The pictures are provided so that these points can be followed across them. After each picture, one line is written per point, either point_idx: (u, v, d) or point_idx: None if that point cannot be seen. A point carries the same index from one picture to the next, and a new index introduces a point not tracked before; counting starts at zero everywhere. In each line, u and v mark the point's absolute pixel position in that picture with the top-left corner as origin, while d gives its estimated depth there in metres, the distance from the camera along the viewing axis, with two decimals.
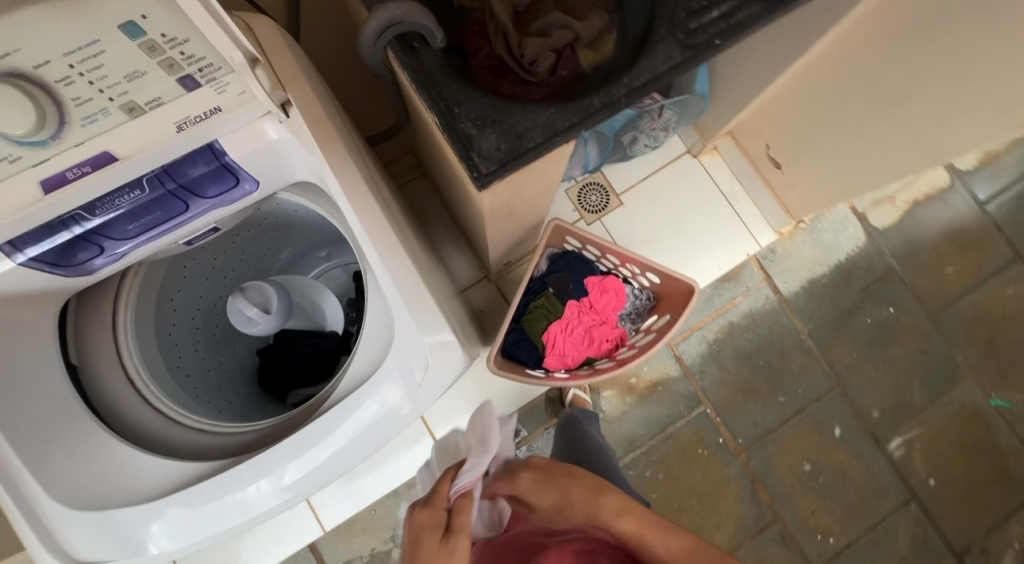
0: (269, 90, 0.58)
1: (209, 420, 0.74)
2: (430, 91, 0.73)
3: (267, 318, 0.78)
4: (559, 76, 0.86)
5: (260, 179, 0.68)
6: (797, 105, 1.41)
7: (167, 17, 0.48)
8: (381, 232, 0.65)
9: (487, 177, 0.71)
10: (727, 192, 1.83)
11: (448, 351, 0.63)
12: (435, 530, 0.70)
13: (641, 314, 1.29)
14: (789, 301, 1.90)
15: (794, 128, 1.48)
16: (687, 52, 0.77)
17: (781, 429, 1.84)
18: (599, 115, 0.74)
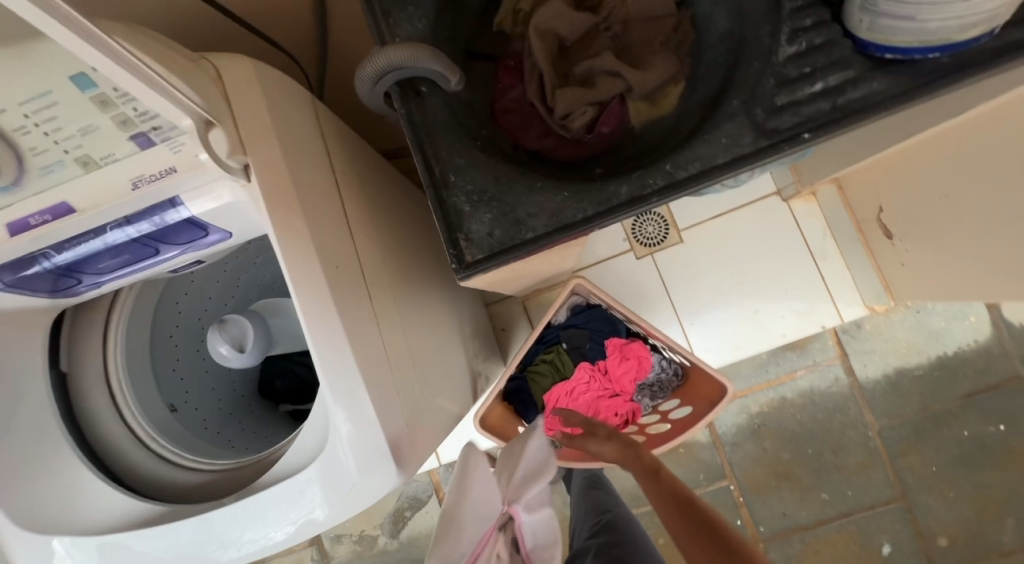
0: (227, 155, 0.52)
1: (173, 449, 0.77)
2: (426, 150, 0.62)
3: (240, 356, 0.76)
4: (598, 134, 0.71)
5: (231, 232, 0.62)
6: (930, 172, 1.09)
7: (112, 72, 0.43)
8: (320, 326, 0.55)
9: (468, 268, 0.59)
10: (815, 249, 1.53)
11: (384, 470, 0.59)
12: None
13: (663, 389, 1.13)
14: (864, 388, 1.60)
15: (919, 198, 1.16)
16: (761, 140, 0.58)
17: (815, 529, 1.60)
18: (623, 209, 0.58)
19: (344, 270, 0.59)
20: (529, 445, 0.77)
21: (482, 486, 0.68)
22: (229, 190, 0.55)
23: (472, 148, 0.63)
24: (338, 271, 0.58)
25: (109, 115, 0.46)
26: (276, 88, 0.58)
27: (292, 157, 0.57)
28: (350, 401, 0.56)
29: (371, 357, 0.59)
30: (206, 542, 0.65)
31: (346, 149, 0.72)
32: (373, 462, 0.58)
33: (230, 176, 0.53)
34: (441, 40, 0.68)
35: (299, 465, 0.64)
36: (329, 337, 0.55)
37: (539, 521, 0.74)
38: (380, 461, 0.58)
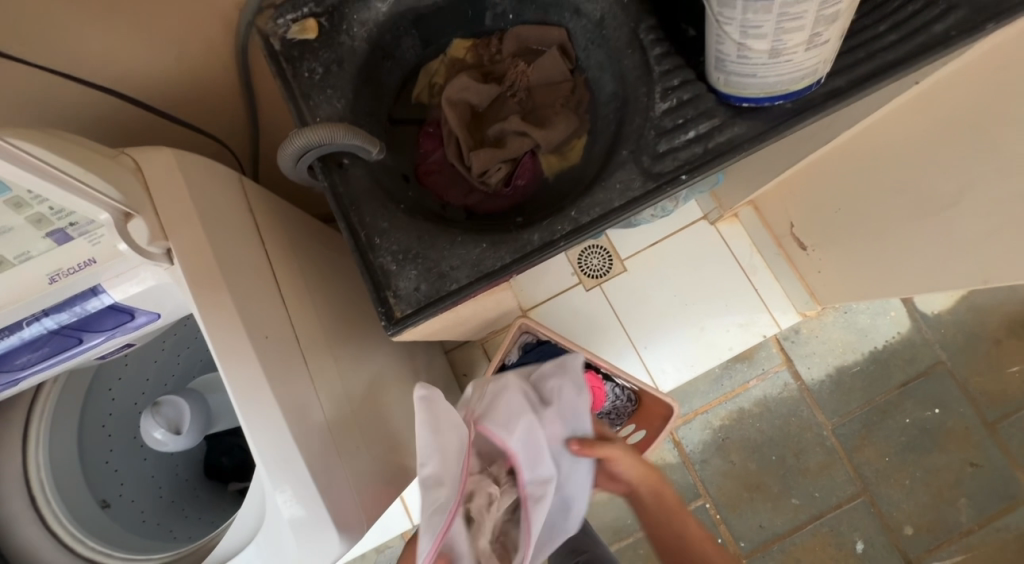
0: (147, 242, 0.54)
1: (103, 548, 0.74)
2: (351, 217, 0.66)
3: (177, 439, 0.74)
4: (515, 186, 0.78)
5: (160, 312, 0.62)
6: None
7: (26, 176, 0.44)
8: (250, 401, 0.55)
9: (397, 323, 0.62)
10: (745, 265, 1.65)
11: (325, 541, 0.58)
12: None
13: (620, 416, 1.16)
14: (811, 389, 1.69)
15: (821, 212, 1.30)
16: (650, 183, 0.66)
17: (792, 536, 1.62)
18: (537, 254, 0.64)
19: (275, 338, 0.60)
20: (506, 397, 0.74)
21: (447, 416, 0.66)
22: (152, 274, 0.56)
23: (395, 210, 0.67)
24: (269, 341, 0.59)
25: (23, 216, 0.47)
26: (199, 173, 0.61)
27: (217, 236, 0.59)
28: (286, 472, 0.56)
29: (307, 424, 0.59)
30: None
31: (279, 220, 0.75)
32: (313, 532, 0.57)
33: (151, 262, 0.55)
34: (361, 116, 0.75)
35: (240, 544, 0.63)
36: (261, 410, 0.56)
37: (533, 444, 0.70)
38: (320, 531, 0.57)
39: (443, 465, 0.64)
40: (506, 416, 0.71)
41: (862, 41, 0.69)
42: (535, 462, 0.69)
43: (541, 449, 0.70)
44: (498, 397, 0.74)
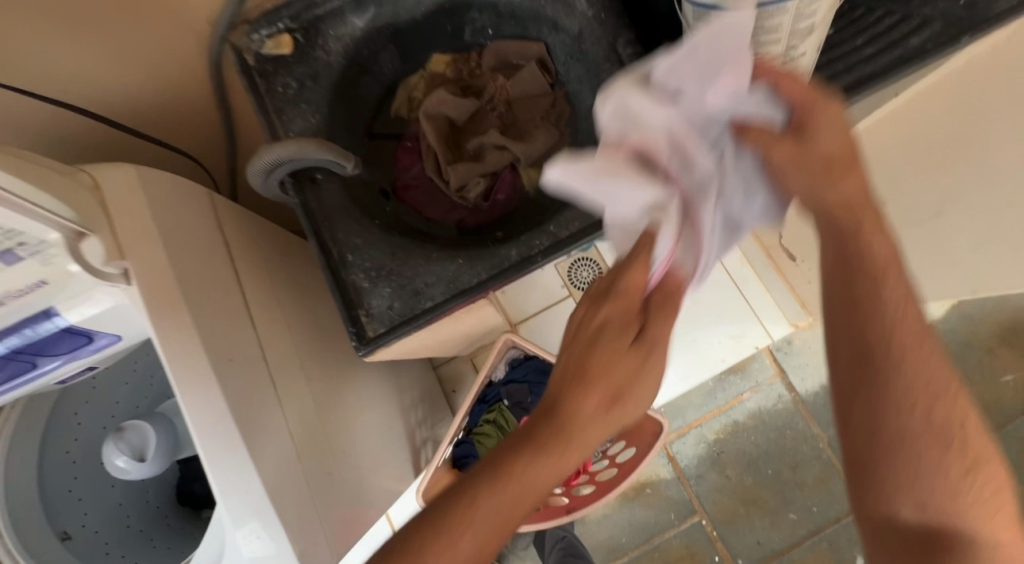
0: (103, 263, 0.52)
1: None
2: (322, 233, 0.64)
3: (140, 467, 0.70)
4: (494, 201, 0.77)
5: (120, 334, 0.59)
6: None
7: None
8: (209, 429, 0.52)
9: (368, 343, 0.60)
10: (736, 276, 1.64)
11: None
12: (626, 332, 0.49)
13: (611, 433, 1.11)
14: (806, 401, 1.67)
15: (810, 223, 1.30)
16: None
17: (791, 553, 1.58)
18: (513, 270, 0.62)
19: (240, 360, 0.58)
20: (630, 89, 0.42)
21: (604, 194, 0.42)
22: (109, 296, 0.54)
23: (369, 226, 0.65)
24: (233, 365, 0.57)
25: None
26: (163, 189, 0.59)
27: (181, 254, 0.57)
28: (246, 506, 0.53)
29: (272, 452, 0.57)
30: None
31: (252, 236, 0.73)
32: None
33: (107, 283, 0.52)
34: (337, 130, 0.74)
35: None
36: (221, 440, 0.53)
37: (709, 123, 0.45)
38: None
39: (634, 187, 0.42)
40: (658, 125, 0.42)
41: (838, 54, 0.69)
42: (701, 130, 0.45)
43: (705, 136, 0.45)
44: (635, 105, 0.42)
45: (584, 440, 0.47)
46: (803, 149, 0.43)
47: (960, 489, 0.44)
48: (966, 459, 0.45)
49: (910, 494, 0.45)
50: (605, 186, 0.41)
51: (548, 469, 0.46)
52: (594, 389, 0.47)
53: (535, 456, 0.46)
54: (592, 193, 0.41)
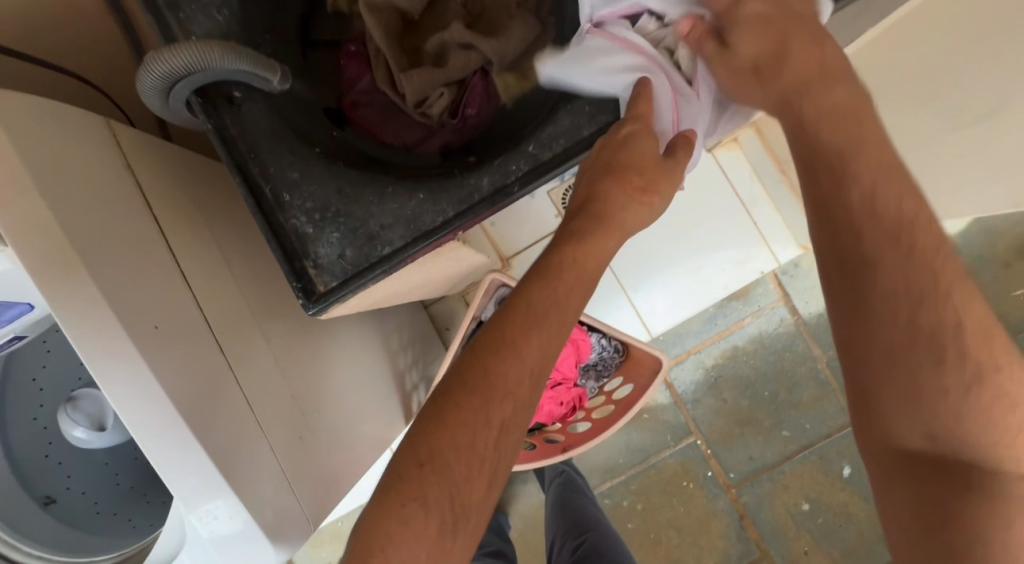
0: None
1: (47, 553, 0.70)
2: (250, 169, 0.52)
3: (102, 436, 0.66)
4: (464, 117, 0.63)
5: (30, 303, 0.52)
6: None
7: None
8: (141, 407, 0.46)
9: (319, 300, 0.51)
10: (744, 197, 1.52)
11: (258, 550, 0.51)
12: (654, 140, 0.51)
13: (608, 369, 1.08)
14: (808, 323, 1.63)
15: None
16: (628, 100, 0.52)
17: (781, 466, 1.65)
18: (486, 203, 0.51)
19: (169, 327, 0.49)
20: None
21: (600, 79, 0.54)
22: None
23: (307, 157, 0.53)
24: (160, 332, 0.48)
25: None
26: (30, 121, 0.46)
27: (71, 204, 0.46)
28: (201, 484, 0.48)
29: (222, 426, 0.50)
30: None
31: (177, 175, 0.61)
32: (243, 542, 0.51)
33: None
34: (254, 32, 0.58)
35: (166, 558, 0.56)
36: (160, 419, 0.47)
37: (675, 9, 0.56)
38: (252, 541, 0.51)
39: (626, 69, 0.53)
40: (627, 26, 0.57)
41: None
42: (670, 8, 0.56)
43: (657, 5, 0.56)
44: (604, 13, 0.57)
45: (623, 225, 0.50)
46: (730, 52, 0.53)
47: (963, 404, 0.43)
48: (967, 374, 0.42)
49: (911, 424, 0.44)
50: (600, 74, 0.54)
51: (593, 250, 0.49)
52: (632, 176, 0.49)
53: (580, 243, 0.49)
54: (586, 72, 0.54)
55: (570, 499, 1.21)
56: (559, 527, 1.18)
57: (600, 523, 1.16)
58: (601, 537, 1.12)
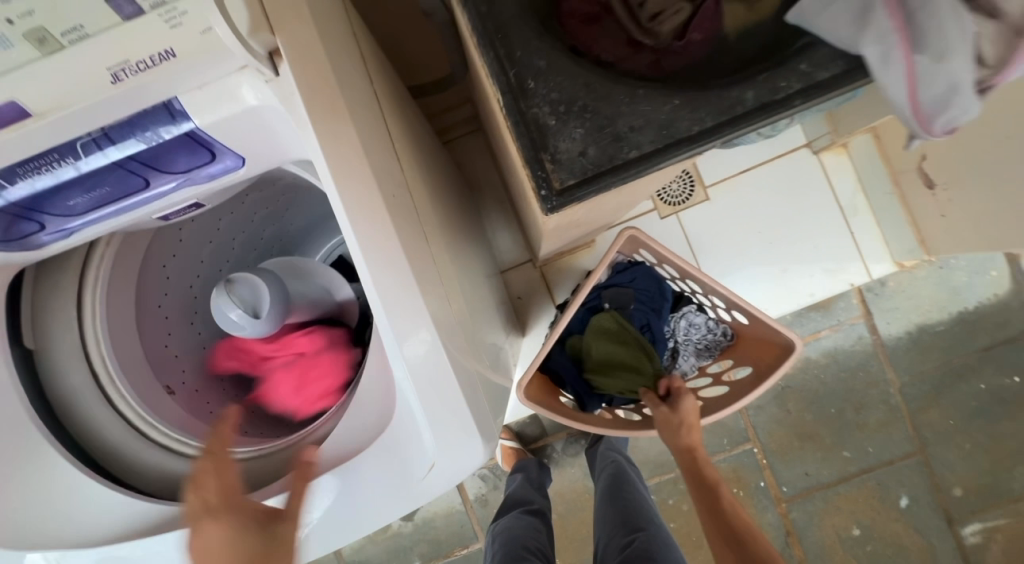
0: (248, 34, 0.38)
1: (179, 437, 0.62)
2: (498, 48, 0.49)
3: (254, 325, 0.62)
4: (689, 42, 0.58)
5: (247, 155, 0.49)
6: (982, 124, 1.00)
7: None
8: (384, 269, 0.43)
9: (560, 196, 0.47)
10: (845, 205, 1.46)
11: (462, 445, 0.48)
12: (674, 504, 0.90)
13: (710, 350, 1.05)
14: (886, 345, 1.58)
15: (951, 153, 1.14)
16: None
17: (837, 487, 1.60)
18: (749, 117, 0.47)
19: (401, 200, 0.46)
20: None
21: (846, 30, 0.45)
22: (252, 89, 0.42)
23: (555, 46, 0.49)
24: (396, 201, 0.45)
25: None
26: None
27: (335, 50, 0.43)
28: (430, 360, 0.45)
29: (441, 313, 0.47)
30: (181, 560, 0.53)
31: (375, 62, 0.58)
32: (450, 433, 0.47)
33: (256, 65, 0.39)
34: None
35: (358, 448, 0.50)
36: (399, 290, 0.43)
37: None
38: (458, 433, 0.47)
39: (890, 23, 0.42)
40: None
41: None
42: None
43: None
44: None
45: None
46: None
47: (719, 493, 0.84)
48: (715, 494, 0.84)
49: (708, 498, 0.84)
50: (855, 23, 0.44)
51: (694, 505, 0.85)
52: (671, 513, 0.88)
53: None
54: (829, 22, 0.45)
55: (621, 494, 1.14)
56: (606, 521, 1.12)
57: (655, 526, 1.07)
58: (652, 541, 1.03)
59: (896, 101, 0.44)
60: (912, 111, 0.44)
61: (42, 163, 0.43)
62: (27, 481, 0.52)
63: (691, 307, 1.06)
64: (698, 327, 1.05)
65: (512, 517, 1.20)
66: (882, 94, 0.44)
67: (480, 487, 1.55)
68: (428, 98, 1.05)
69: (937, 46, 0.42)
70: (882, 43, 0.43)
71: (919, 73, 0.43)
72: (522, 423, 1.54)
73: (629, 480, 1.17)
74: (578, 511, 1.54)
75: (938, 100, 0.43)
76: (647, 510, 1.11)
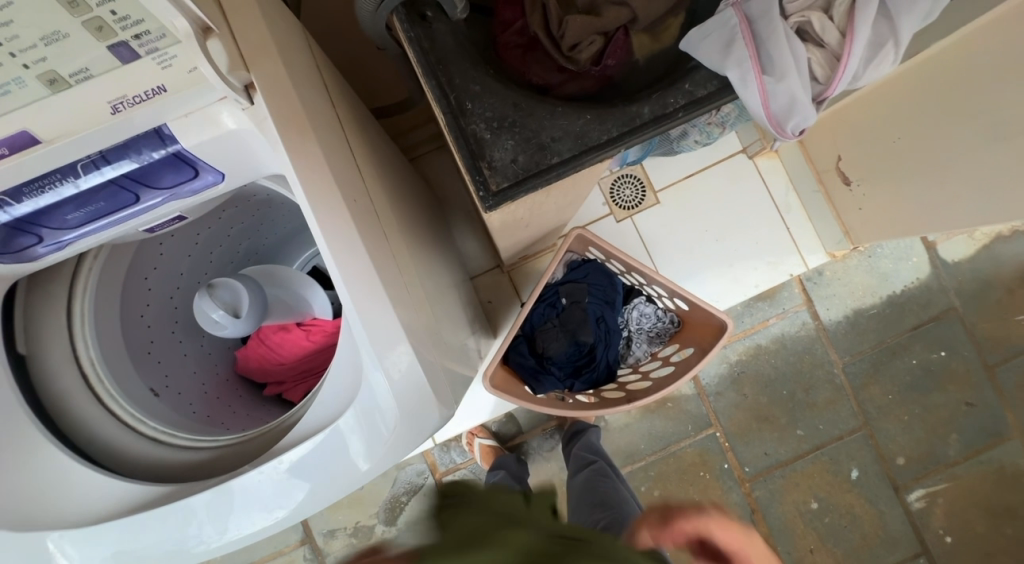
0: (228, 72, 0.47)
1: (166, 429, 0.68)
2: (439, 76, 0.59)
3: (235, 323, 0.69)
4: (604, 67, 0.68)
5: (226, 172, 0.56)
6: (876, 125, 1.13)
7: None
8: (347, 259, 0.51)
9: (496, 196, 0.57)
10: (780, 203, 1.62)
11: (421, 409, 0.54)
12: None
13: (659, 337, 1.16)
14: (827, 329, 1.73)
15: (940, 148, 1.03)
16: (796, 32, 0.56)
17: (794, 464, 1.72)
18: (646, 128, 0.58)
19: (361, 205, 0.55)
20: None
21: (713, 56, 0.55)
22: (231, 114, 0.50)
23: (487, 74, 0.60)
24: (357, 205, 0.54)
25: (80, 20, 0.38)
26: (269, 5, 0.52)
27: (300, 84, 0.53)
28: (390, 332, 0.52)
29: (399, 296, 0.56)
30: (169, 537, 0.58)
31: (339, 89, 0.67)
32: (413, 400, 0.53)
33: (234, 96, 0.48)
34: None
35: (328, 420, 0.57)
36: (359, 276, 0.52)
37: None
38: (419, 400, 0.53)
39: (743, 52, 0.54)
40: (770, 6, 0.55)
41: None
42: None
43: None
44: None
45: None
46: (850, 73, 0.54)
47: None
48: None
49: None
50: (719, 52, 0.55)
51: None
52: None
53: None
54: (701, 50, 0.56)
55: (599, 482, 1.22)
56: (582, 502, 1.18)
57: (626, 505, 1.14)
58: (614, 515, 1.09)
59: (756, 113, 0.56)
60: (768, 122, 0.56)
61: (46, 183, 0.50)
62: (32, 468, 0.59)
63: (641, 298, 1.18)
64: (648, 316, 1.17)
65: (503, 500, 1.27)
66: (745, 107, 0.56)
67: (460, 486, 1.60)
68: (393, 118, 1.15)
69: (779, 69, 0.54)
70: (740, 66, 0.54)
71: (768, 91, 0.54)
72: (498, 421, 1.61)
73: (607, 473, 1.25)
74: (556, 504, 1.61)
75: (785, 112, 0.56)
76: (621, 494, 1.18)
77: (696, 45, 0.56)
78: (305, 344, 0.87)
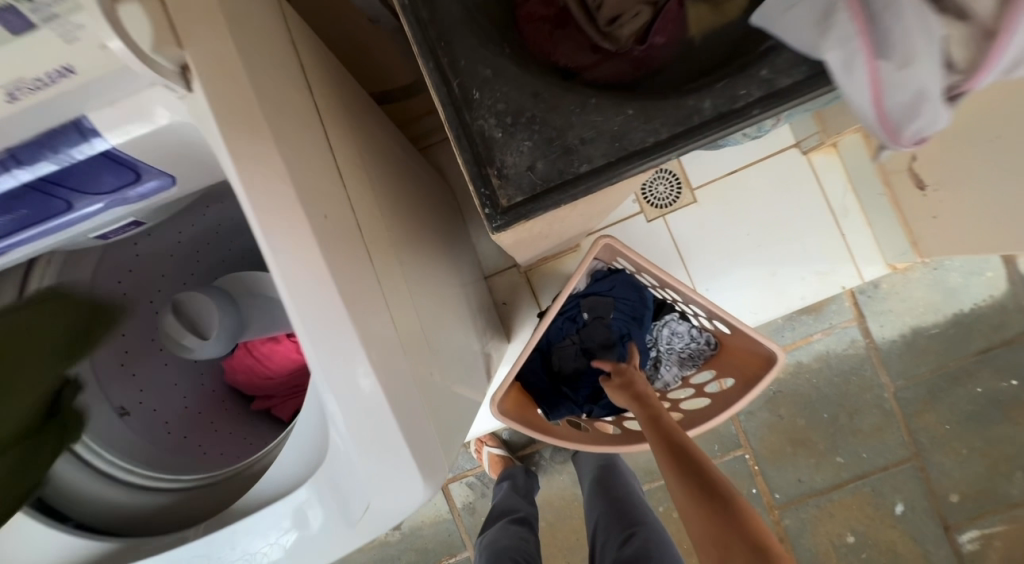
0: (153, 48, 0.36)
1: (127, 465, 0.61)
2: (440, 57, 0.46)
3: (205, 346, 0.61)
4: (652, 46, 0.54)
5: (177, 175, 0.47)
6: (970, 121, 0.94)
7: None
8: (314, 298, 0.41)
9: (506, 213, 0.45)
10: (835, 206, 1.43)
11: (405, 485, 0.44)
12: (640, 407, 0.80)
13: (692, 359, 1.03)
14: (880, 348, 1.55)
15: None
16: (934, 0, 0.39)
17: (831, 493, 1.57)
18: (708, 128, 0.44)
19: (337, 223, 0.44)
20: None
21: (800, 34, 0.42)
22: (165, 106, 0.39)
23: (502, 54, 0.47)
24: (331, 222, 0.43)
25: None
26: None
27: (258, 66, 0.41)
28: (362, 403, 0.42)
29: (381, 339, 0.45)
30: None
31: (322, 72, 0.55)
32: (390, 472, 0.43)
33: (165, 82, 0.37)
34: None
35: (293, 484, 0.48)
36: (324, 322, 0.41)
37: None
38: (396, 476, 0.44)
39: (847, 27, 0.40)
40: None
41: None
42: None
43: None
44: None
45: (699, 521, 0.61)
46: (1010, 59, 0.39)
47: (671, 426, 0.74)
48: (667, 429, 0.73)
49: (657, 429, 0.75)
50: (812, 28, 0.41)
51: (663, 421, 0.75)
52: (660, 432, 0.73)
53: None
54: (785, 27, 0.43)
55: (616, 488, 1.11)
56: (604, 513, 1.08)
57: (651, 519, 1.04)
58: (650, 538, 0.98)
59: (863, 109, 0.42)
60: (880, 121, 0.42)
61: None
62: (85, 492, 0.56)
63: (673, 315, 1.04)
64: (681, 336, 1.03)
65: (499, 526, 1.20)
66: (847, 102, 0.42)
67: (467, 495, 1.52)
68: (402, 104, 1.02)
69: (904, 51, 0.38)
70: (842, 48, 0.40)
71: (882, 77, 0.39)
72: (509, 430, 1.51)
73: (615, 475, 1.15)
74: (567, 520, 1.51)
75: (909, 106, 0.40)
76: (639, 506, 1.08)
77: (779, 20, 0.43)
78: (296, 358, 0.76)
